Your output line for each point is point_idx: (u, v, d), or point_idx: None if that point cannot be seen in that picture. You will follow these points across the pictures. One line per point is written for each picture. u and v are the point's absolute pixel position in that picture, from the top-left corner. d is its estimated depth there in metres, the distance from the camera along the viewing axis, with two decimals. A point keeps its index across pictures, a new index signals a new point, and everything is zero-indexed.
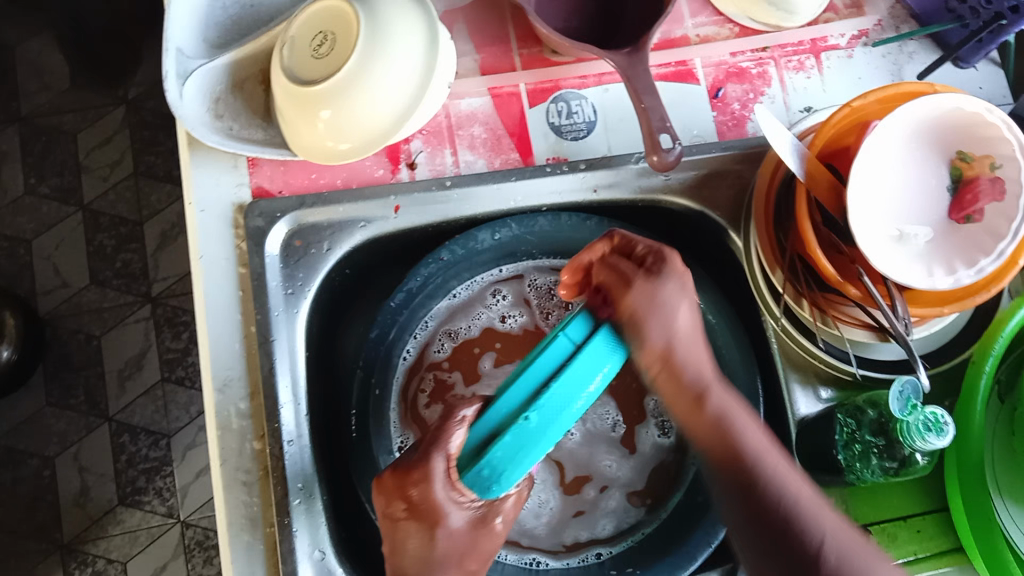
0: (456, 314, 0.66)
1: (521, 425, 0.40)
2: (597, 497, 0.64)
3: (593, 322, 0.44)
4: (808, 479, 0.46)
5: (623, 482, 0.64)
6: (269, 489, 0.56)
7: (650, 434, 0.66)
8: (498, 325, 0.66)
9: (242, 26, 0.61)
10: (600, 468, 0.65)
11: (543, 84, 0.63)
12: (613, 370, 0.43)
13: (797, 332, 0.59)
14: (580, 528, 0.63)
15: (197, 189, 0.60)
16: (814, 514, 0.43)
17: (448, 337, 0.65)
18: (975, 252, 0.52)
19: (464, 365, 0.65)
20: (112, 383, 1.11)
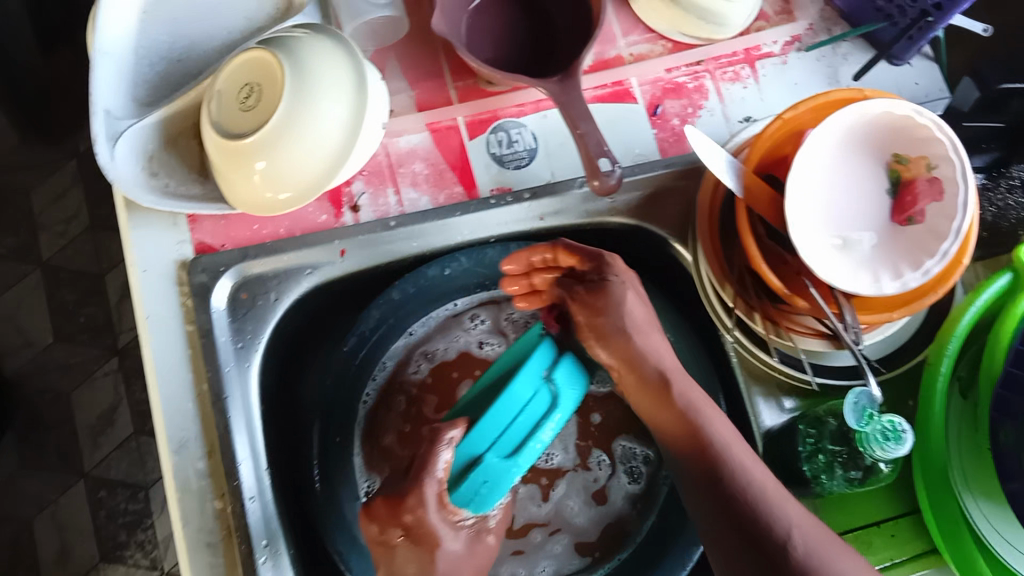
0: (434, 335, 0.66)
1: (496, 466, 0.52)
2: (543, 541, 0.64)
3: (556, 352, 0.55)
4: (797, 502, 0.49)
5: (577, 529, 0.64)
6: (233, 549, 0.55)
7: (621, 484, 0.65)
8: (476, 351, 0.66)
9: (171, 82, 0.60)
10: (563, 510, 0.65)
11: (480, 115, 0.63)
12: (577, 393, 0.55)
13: (754, 347, 0.59)
14: (517, 566, 0.63)
15: (138, 250, 0.59)
16: (782, 507, 0.48)
17: (425, 357, 0.66)
18: (921, 254, 0.52)
19: (442, 388, 0.65)
20: (85, 439, 1.10)
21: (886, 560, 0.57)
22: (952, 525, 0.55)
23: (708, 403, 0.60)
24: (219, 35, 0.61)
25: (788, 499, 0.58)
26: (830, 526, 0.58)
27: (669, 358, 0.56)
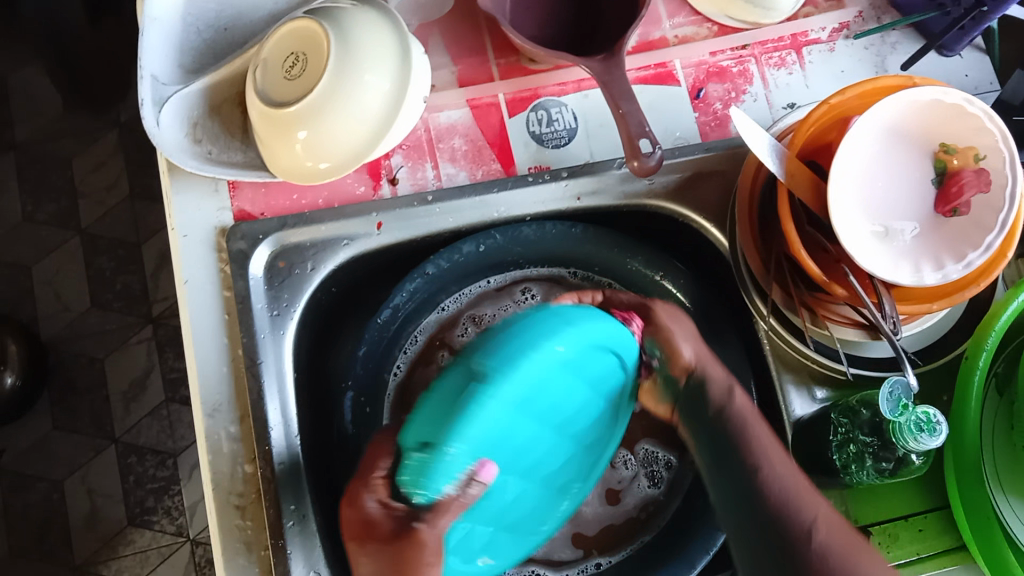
0: (485, 301, 0.67)
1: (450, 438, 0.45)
2: None
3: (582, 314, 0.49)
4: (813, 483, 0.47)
5: (585, 520, 0.65)
6: (261, 512, 0.56)
7: (640, 487, 0.65)
8: None
9: (217, 50, 0.61)
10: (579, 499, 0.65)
11: (521, 93, 0.63)
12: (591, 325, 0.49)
13: (787, 333, 0.58)
14: None
15: (179, 215, 0.60)
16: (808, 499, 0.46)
17: (472, 321, 0.67)
18: (964, 246, 0.51)
19: None
20: (117, 405, 1.12)
21: (911, 555, 0.57)
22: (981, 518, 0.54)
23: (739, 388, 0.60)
24: (265, 5, 0.62)
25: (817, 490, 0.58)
26: (859, 518, 0.58)
27: (719, 370, 0.53)
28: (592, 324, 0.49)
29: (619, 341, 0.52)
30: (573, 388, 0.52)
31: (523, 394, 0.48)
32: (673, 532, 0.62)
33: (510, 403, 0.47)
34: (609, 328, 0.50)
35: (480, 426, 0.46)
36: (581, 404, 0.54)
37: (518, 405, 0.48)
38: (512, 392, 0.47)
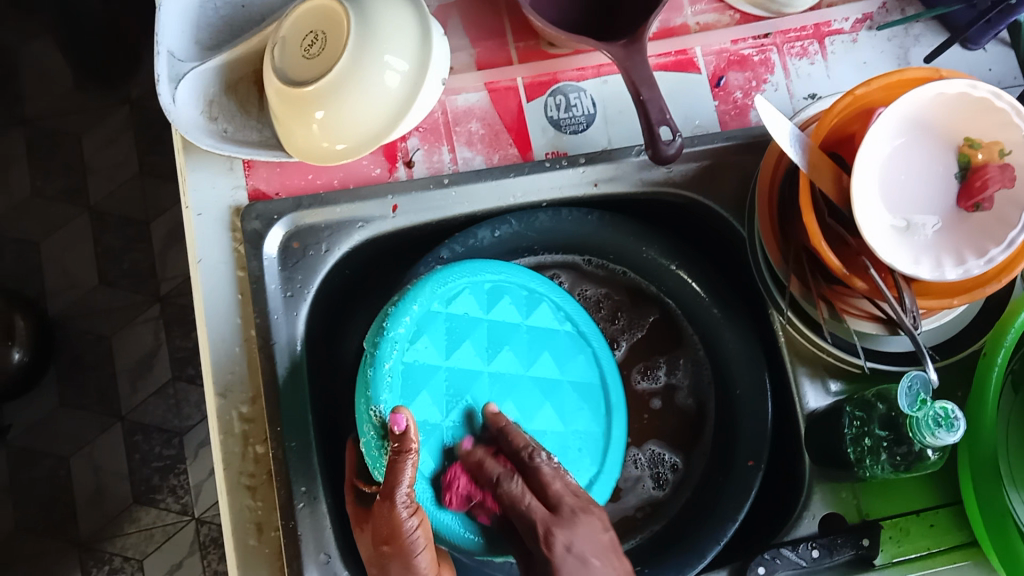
0: None
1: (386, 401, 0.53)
2: None
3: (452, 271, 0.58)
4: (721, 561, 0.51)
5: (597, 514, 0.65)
6: (273, 493, 0.55)
7: (645, 487, 0.65)
8: None
9: (234, 27, 0.60)
10: None
11: (540, 77, 0.62)
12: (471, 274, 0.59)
13: (804, 325, 0.58)
14: None
15: (194, 193, 0.59)
16: None
17: None
18: (985, 241, 0.51)
19: None
20: (124, 383, 1.12)
21: (922, 550, 0.57)
22: (994, 512, 0.53)
23: (751, 379, 0.60)
24: None
25: (828, 483, 0.58)
26: (869, 512, 0.57)
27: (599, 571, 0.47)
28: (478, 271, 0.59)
29: (539, 287, 0.61)
30: (502, 326, 0.60)
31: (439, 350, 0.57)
32: (682, 522, 0.62)
33: (415, 363, 0.56)
34: (506, 271, 0.60)
35: (398, 381, 0.54)
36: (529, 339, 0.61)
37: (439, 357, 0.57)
38: (407, 329, 0.56)
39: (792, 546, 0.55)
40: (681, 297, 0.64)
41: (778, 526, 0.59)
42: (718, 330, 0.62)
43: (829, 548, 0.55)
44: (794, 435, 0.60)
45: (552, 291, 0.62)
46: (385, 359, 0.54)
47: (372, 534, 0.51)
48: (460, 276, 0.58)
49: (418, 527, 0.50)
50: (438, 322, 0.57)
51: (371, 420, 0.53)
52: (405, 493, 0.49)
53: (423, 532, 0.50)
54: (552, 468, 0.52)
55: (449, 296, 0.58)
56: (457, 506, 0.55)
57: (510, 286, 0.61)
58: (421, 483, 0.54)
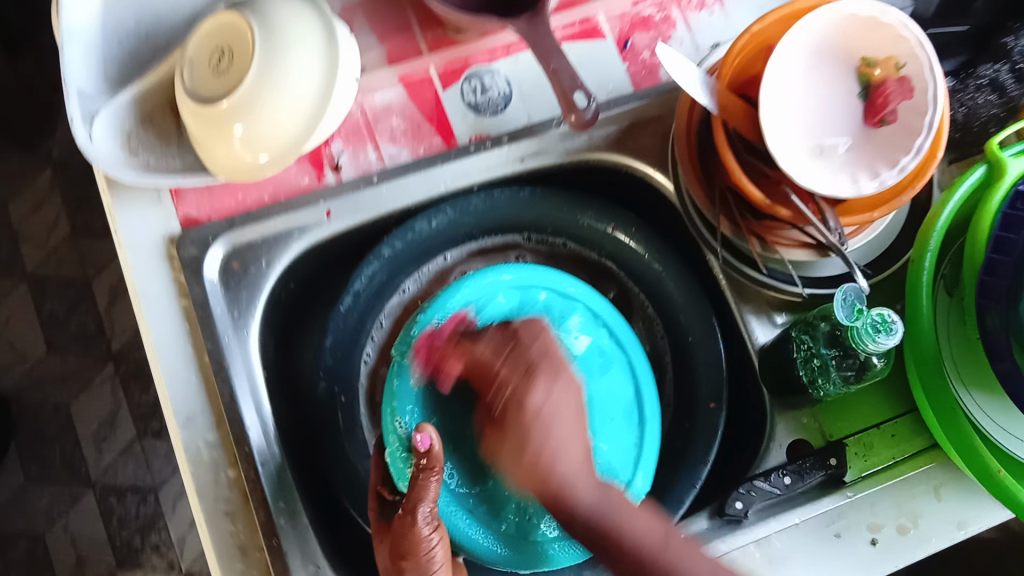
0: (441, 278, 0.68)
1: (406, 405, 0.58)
2: None
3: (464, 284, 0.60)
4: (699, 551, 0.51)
5: None
6: (251, 515, 0.55)
7: None
8: None
9: (140, 58, 0.61)
10: None
11: (452, 65, 0.63)
12: (482, 280, 0.60)
13: (740, 263, 0.60)
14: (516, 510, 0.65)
15: (125, 230, 0.59)
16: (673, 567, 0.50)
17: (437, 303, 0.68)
18: (896, 152, 0.53)
19: None
20: (89, 447, 1.09)
21: (889, 460, 0.59)
22: (961, 436, 0.55)
23: (700, 324, 0.61)
24: (185, 9, 0.62)
25: (789, 411, 0.60)
26: (831, 433, 0.59)
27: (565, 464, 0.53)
28: (505, 272, 0.61)
29: (569, 289, 0.61)
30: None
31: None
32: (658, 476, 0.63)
33: (441, 371, 0.59)
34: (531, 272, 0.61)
35: (418, 392, 0.59)
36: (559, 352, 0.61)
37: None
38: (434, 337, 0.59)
39: (764, 478, 0.56)
40: (622, 260, 0.65)
41: (748, 461, 0.61)
42: (663, 284, 0.63)
43: (800, 472, 0.56)
44: (751, 373, 0.62)
45: (585, 294, 0.61)
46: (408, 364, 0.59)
47: (391, 549, 0.52)
48: (489, 280, 0.61)
49: (438, 544, 0.52)
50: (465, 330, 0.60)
51: (395, 432, 0.58)
52: (427, 510, 0.52)
53: (441, 553, 0.52)
54: (531, 329, 0.56)
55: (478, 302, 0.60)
56: (470, 512, 0.59)
57: (537, 291, 0.61)
58: (439, 493, 0.59)
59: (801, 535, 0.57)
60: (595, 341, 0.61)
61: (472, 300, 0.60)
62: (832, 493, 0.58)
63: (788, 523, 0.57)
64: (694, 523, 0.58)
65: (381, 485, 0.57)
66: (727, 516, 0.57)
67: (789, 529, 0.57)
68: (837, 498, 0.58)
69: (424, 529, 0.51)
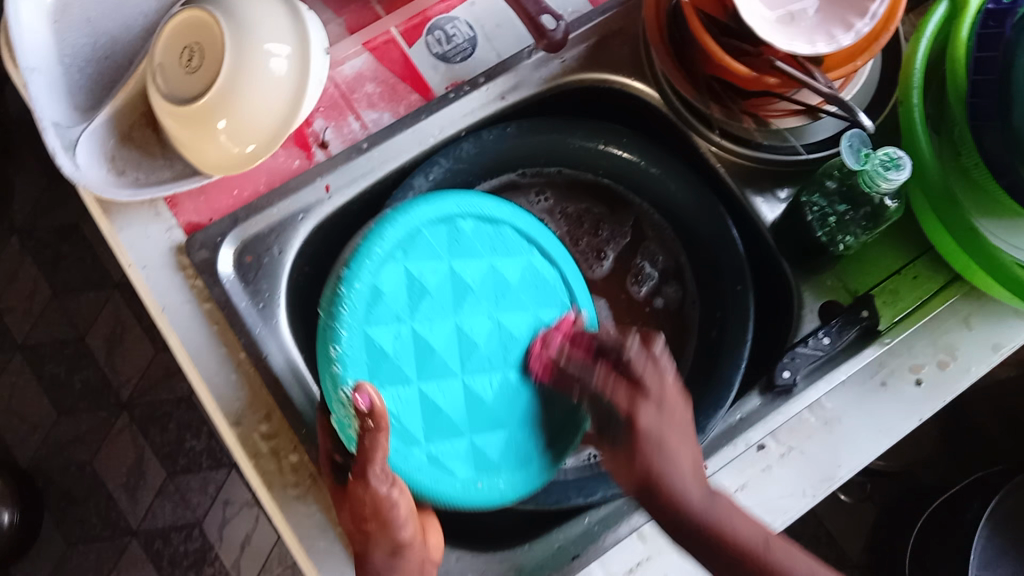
0: None
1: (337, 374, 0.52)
2: None
3: (408, 211, 0.56)
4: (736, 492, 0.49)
5: None
6: (323, 492, 0.56)
7: None
8: None
9: (105, 80, 0.60)
10: None
11: (412, 21, 0.64)
12: (418, 216, 0.56)
13: (737, 146, 0.61)
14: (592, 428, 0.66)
15: (131, 250, 0.58)
16: None
17: None
18: (863, 1, 0.54)
19: None
20: (123, 498, 1.08)
21: (917, 301, 0.61)
22: (982, 251, 0.56)
23: (709, 215, 0.63)
24: (136, 22, 0.61)
25: (811, 278, 0.62)
26: (857, 288, 0.62)
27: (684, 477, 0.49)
28: (422, 208, 0.57)
29: (495, 211, 0.59)
30: (455, 278, 0.57)
31: (399, 307, 0.55)
32: (700, 369, 0.64)
33: (375, 325, 0.54)
34: (458, 200, 0.58)
35: (357, 352, 0.53)
36: (482, 278, 0.58)
37: (399, 313, 0.55)
38: (362, 295, 0.54)
39: (805, 342, 0.58)
40: (618, 173, 0.66)
41: (784, 336, 0.62)
42: (665, 186, 0.64)
43: (837, 331, 0.58)
44: (768, 252, 0.63)
45: (510, 215, 0.60)
46: (342, 328, 0.53)
47: (351, 514, 0.51)
48: (410, 220, 0.56)
49: (400, 499, 0.50)
50: (388, 289, 0.55)
51: (340, 398, 0.52)
52: (378, 469, 0.49)
53: (405, 507, 0.51)
54: (643, 355, 0.53)
55: (404, 249, 0.56)
56: (438, 467, 0.55)
57: (460, 220, 0.58)
58: (396, 450, 0.54)
59: (849, 391, 0.60)
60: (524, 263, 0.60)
61: (399, 236, 0.56)
62: (871, 344, 0.60)
63: (835, 381, 0.60)
64: (746, 403, 0.60)
65: (335, 449, 0.54)
66: (778, 387, 0.58)
67: (837, 388, 0.60)
68: (877, 347, 0.60)
69: (381, 487, 0.49)
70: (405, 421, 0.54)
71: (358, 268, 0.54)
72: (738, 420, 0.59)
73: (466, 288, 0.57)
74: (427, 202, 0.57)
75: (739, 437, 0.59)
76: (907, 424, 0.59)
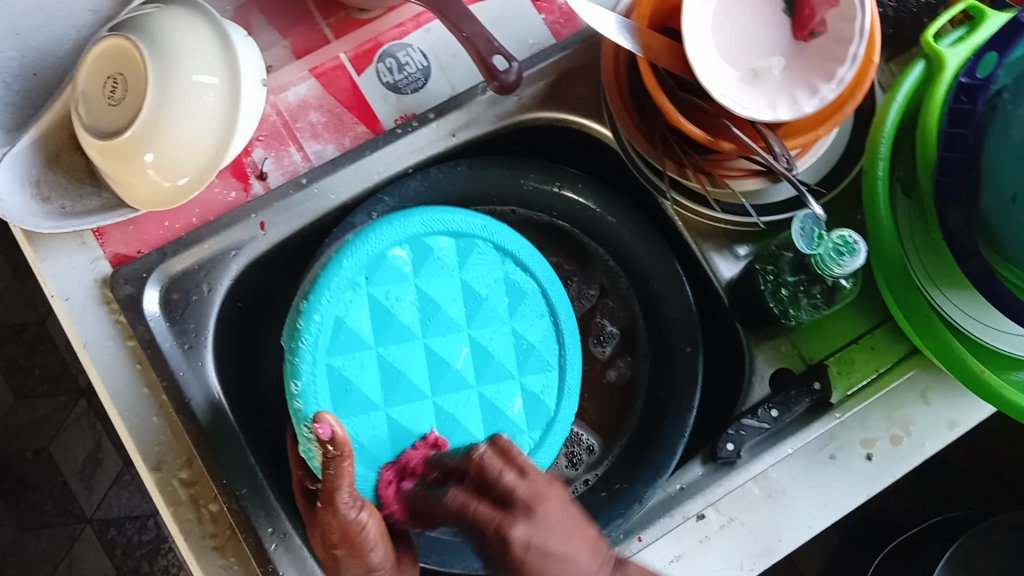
0: None
1: (297, 412, 0.53)
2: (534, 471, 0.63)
3: (375, 232, 0.55)
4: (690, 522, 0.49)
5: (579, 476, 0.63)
6: (241, 545, 0.54)
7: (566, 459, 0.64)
8: None
9: (34, 98, 0.58)
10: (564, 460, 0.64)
11: (362, 46, 0.60)
12: (385, 234, 0.56)
13: (691, 202, 0.58)
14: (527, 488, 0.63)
15: (54, 280, 0.56)
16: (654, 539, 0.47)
17: None
18: (830, 64, 0.50)
19: None
20: (78, 486, 1.08)
21: (872, 374, 0.58)
22: (934, 336, 0.54)
23: (663, 271, 0.60)
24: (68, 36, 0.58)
25: (765, 342, 0.59)
26: (810, 355, 0.59)
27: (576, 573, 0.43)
28: (388, 229, 0.56)
29: (468, 227, 0.58)
30: (421, 297, 0.57)
31: (365, 332, 0.55)
32: (644, 428, 0.62)
33: (339, 354, 0.54)
34: (424, 217, 0.57)
35: (320, 387, 0.54)
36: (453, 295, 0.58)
37: (366, 338, 0.55)
38: (325, 329, 0.54)
39: (752, 414, 0.56)
40: (574, 217, 0.63)
41: (732, 401, 0.60)
42: (619, 235, 0.62)
43: (787, 403, 0.56)
44: (721, 310, 0.61)
45: (487, 231, 0.59)
46: (301, 361, 0.53)
47: (321, 538, 0.49)
48: (377, 241, 0.56)
49: (370, 521, 0.49)
50: (347, 321, 0.55)
51: (302, 432, 0.53)
52: (346, 493, 0.48)
53: (374, 528, 0.49)
54: (493, 455, 0.47)
55: (366, 272, 0.55)
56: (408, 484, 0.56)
57: (432, 236, 0.58)
58: (367, 476, 0.54)
59: (795, 464, 0.58)
60: (499, 276, 0.60)
61: (363, 261, 0.55)
62: (821, 417, 0.58)
63: (781, 454, 0.57)
64: (687, 473, 0.57)
65: (306, 475, 0.53)
66: (720, 459, 0.56)
67: (783, 460, 0.57)
68: (827, 421, 0.58)
69: (349, 513, 0.48)
70: (373, 442, 0.55)
71: (317, 296, 0.54)
72: (677, 490, 0.57)
73: (436, 304, 0.57)
74: (406, 218, 0.56)
75: (676, 508, 0.56)
76: (854, 501, 0.57)
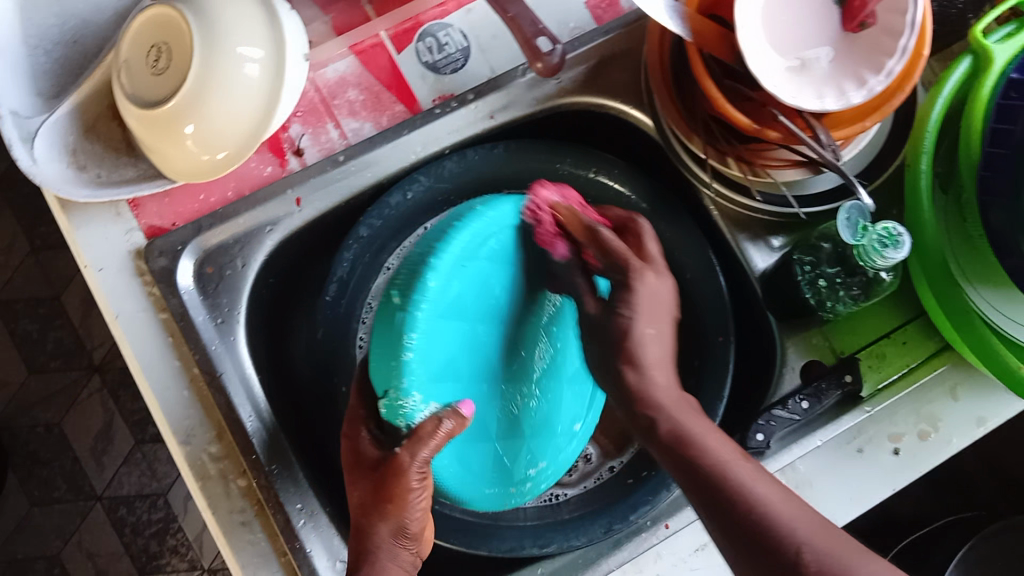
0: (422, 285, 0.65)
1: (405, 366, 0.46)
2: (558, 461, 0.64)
3: (505, 206, 0.53)
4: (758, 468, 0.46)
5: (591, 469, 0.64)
6: (269, 521, 0.54)
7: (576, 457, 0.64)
8: None
9: (73, 66, 0.56)
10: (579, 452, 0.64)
11: (403, 25, 0.60)
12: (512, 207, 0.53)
13: (733, 193, 0.58)
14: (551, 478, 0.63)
15: (87, 250, 0.55)
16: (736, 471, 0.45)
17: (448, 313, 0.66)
18: (879, 56, 0.50)
19: None
20: (89, 463, 1.07)
21: (903, 368, 0.58)
22: (973, 330, 0.54)
23: (698, 261, 0.60)
24: (109, 5, 0.58)
25: (797, 333, 0.59)
26: (843, 349, 0.59)
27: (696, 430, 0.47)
28: (508, 208, 0.53)
29: None
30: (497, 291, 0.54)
31: (466, 305, 0.51)
32: None
33: (446, 319, 0.49)
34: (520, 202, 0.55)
35: (425, 349, 0.47)
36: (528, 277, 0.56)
37: (464, 311, 0.51)
38: (440, 291, 0.48)
39: (782, 406, 0.55)
40: None
41: (762, 393, 0.60)
42: (656, 223, 0.61)
43: (817, 395, 0.56)
44: (755, 302, 0.61)
45: None
46: (419, 313, 0.47)
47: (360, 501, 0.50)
48: (495, 217, 0.52)
49: (422, 491, 0.49)
50: (451, 296, 0.49)
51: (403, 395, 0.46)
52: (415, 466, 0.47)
53: (422, 503, 0.49)
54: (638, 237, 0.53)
55: (472, 250, 0.50)
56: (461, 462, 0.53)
57: None
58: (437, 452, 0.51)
59: (823, 456, 0.57)
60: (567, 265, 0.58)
61: (484, 230, 0.51)
62: (851, 410, 0.58)
63: (810, 446, 0.57)
64: None
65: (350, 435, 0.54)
66: (750, 450, 0.56)
67: (811, 452, 0.57)
68: (857, 414, 0.58)
69: (412, 484, 0.48)
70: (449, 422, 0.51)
71: (440, 257, 0.48)
72: None
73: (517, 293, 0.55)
74: (523, 199, 0.54)
75: None
76: (880, 493, 0.57)
